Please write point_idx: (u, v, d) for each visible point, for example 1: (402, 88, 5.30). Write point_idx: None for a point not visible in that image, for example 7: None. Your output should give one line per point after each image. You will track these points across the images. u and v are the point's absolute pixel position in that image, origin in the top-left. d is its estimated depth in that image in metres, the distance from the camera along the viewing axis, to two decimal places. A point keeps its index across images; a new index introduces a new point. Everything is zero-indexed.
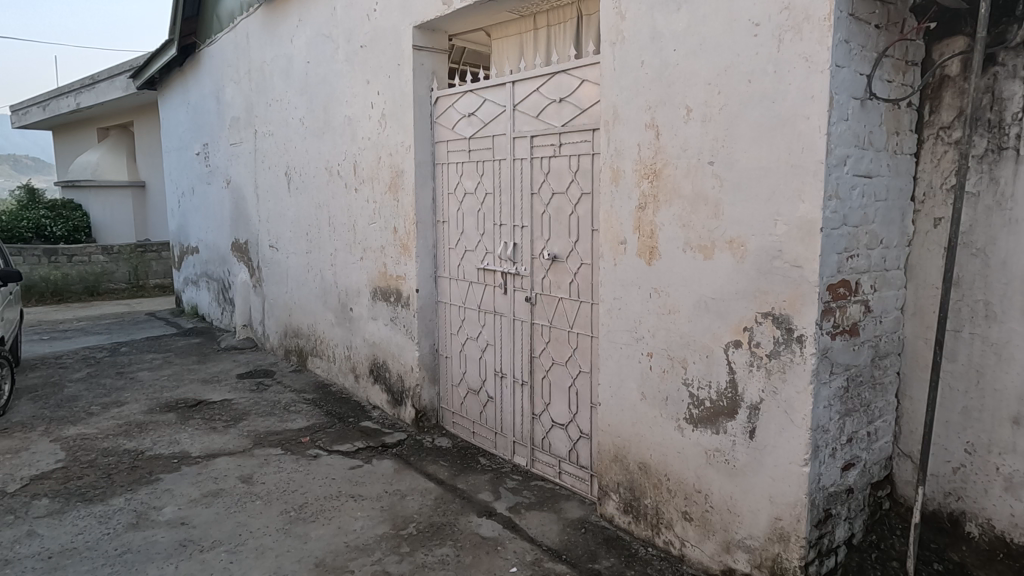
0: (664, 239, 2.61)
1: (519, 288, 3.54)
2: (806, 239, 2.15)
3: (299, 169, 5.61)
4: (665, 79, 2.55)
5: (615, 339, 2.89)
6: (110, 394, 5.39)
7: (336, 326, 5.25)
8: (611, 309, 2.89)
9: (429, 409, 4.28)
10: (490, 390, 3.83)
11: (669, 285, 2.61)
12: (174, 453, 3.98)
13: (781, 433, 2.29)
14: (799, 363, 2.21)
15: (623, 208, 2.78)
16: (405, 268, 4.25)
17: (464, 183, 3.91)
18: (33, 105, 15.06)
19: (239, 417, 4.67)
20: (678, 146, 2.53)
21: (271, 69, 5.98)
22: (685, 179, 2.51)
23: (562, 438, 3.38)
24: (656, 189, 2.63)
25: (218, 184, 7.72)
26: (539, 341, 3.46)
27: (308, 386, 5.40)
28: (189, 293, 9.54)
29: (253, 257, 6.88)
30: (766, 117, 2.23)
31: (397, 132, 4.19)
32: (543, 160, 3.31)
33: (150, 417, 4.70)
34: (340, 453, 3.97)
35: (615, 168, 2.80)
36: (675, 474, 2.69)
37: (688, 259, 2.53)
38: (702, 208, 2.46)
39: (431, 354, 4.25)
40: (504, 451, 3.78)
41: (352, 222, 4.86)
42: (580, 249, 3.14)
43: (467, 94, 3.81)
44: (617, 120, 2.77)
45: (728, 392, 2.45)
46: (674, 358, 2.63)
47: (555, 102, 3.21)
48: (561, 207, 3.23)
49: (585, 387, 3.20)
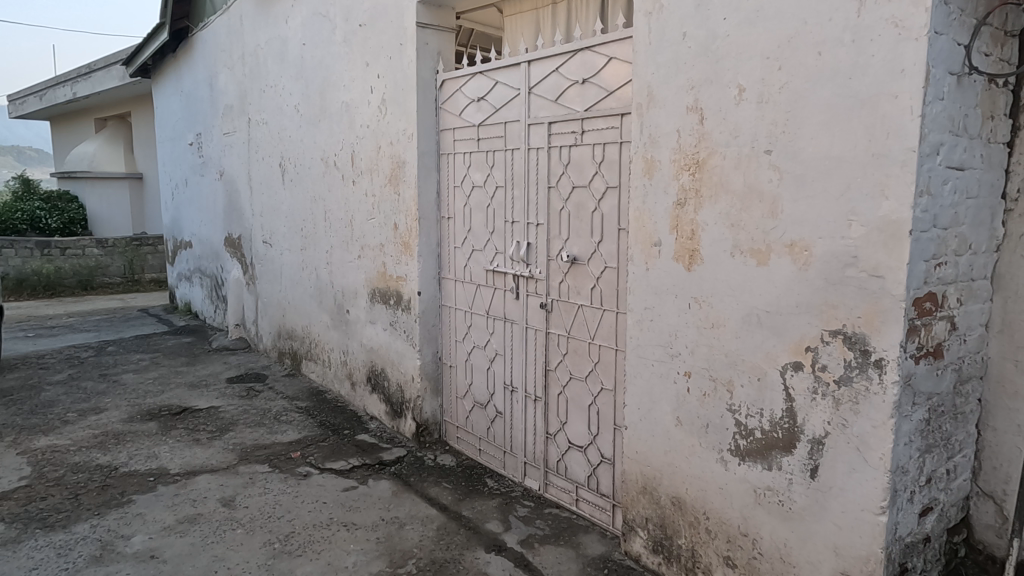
0: (707, 241, 2.24)
1: (533, 293, 3.18)
2: (890, 244, 1.77)
3: (294, 159, 5.25)
4: (712, 53, 2.17)
5: (646, 356, 2.52)
6: (90, 399, 5.03)
7: (332, 330, 4.89)
8: (641, 320, 2.53)
9: (431, 423, 3.91)
10: (499, 404, 3.47)
11: (712, 295, 2.25)
12: (151, 470, 3.63)
13: (851, 475, 1.92)
14: (876, 393, 1.84)
15: (657, 204, 2.41)
16: (406, 268, 3.88)
17: (472, 175, 3.53)
18: (31, 95, 14.72)
19: (225, 428, 4.31)
20: (726, 132, 2.15)
21: (264, 53, 5.61)
22: (735, 172, 2.14)
23: (580, 461, 3.02)
24: (698, 182, 2.26)
25: (211, 175, 7.37)
26: (555, 353, 3.10)
27: (302, 393, 5.04)
28: (189, 291, 8.87)
29: (246, 251, 6.51)
30: (840, 96, 1.85)
31: (399, 119, 3.82)
32: (562, 150, 2.94)
33: (130, 426, 4.34)
34: (333, 471, 3.61)
35: (649, 159, 2.43)
36: (716, 513, 2.33)
37: (738, 265, 2.16)
38: (756, 205, 2.09)
39: (434, 363, 3.88)
40: (514, 473, 3.42)
41: (349, 217, 4.49)
42: (604, 250, 2.77)
43: (476, 77, 3.44)
44: (652, 103, 2.39)
45: (784, 423, 2.09)
46: (716, 379, 2.27)
47: (577, 83, 2.84)
48: (582, 203, 2.86)
49: (608, 407, 2.84)
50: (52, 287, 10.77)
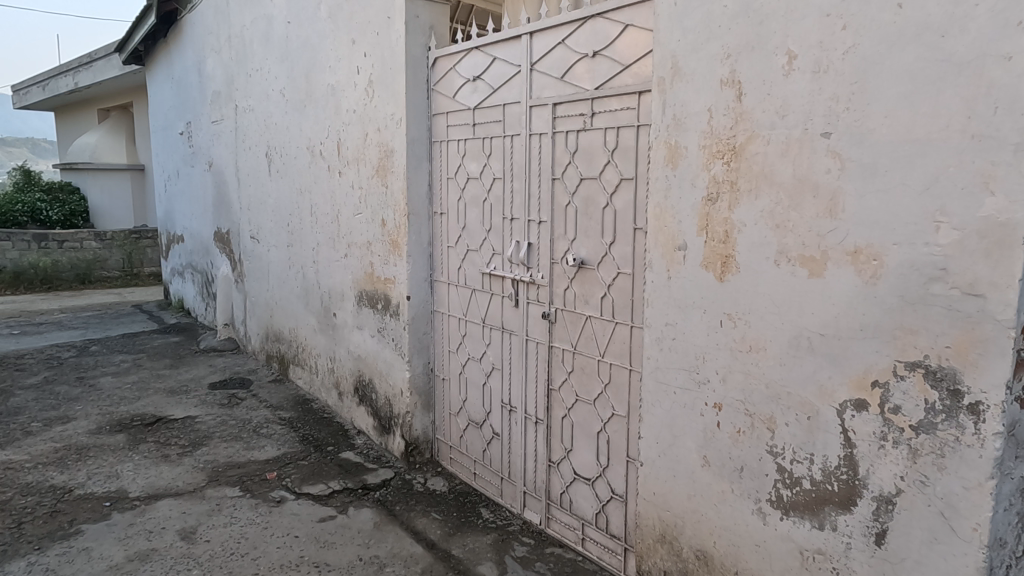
0: (744, 246, 1.83)
1: (535, 301, 2.77)
2: (996, 255, 1.35)
3: (279, 149, 4.86)
4: (754, 13, 1.75)
5: (668, 381, 2.11)
6: (60, 406, 4.67)
7: (319, 334, 4.51)
8: (661, 338, 2.12)
9: (422, 441, 3.52)
10: (496, 424, 3.08)
11: (750, 311, 1.84)
12: (108, 493, 3.26)
13: (932, 547, 1.50)
14: (969, 446, 1.42)
15: (683, 200, 1.99)
16: (394, 269, 3.48)
17: (466, 165, 3.12)
18: (33, 85, 14.48)
19: (198, 442, 3.94)
20: (773, 111, 1.73)
21: (250, 35, 5.22)
22: (782, 160, 1.72)
23: (587, 495, 2.62)
24: (734, 173, 1.84)
25: (201, 166, 6.99)
26: (558, 370, 2.69)
27: (287, 401, 4.66)
28: (190, 291, 8.17)
29: (235, 247, 6.13)
30: (926, 61, 1.43)
31: (386, 102, 3.41)
32: (569, 136, 2.53)
33: (95, 439, 3.98)
34: (310, 497, 3.23)
35: (673, 144, 2.01)
36: (751, 574, 1.92)
37: (786, 277, 1.74)
38: (809, 202, 1.67)
39: (425, 375, 3.49)
40: (512, 503, 3.02)
41: (335, 212, 4.10)
42: (616, 253, 2.36)
43: (472, 53, 3.02)
44: (677, 76, 1.97)
45: (842, 474, 1.67)
46: (754, 415, 1.87)
47: (587, 57, 2.42)
48: (591, 197, 2.45)
49: (619, 436, 2.44)
50: (49, 282, 10.45)
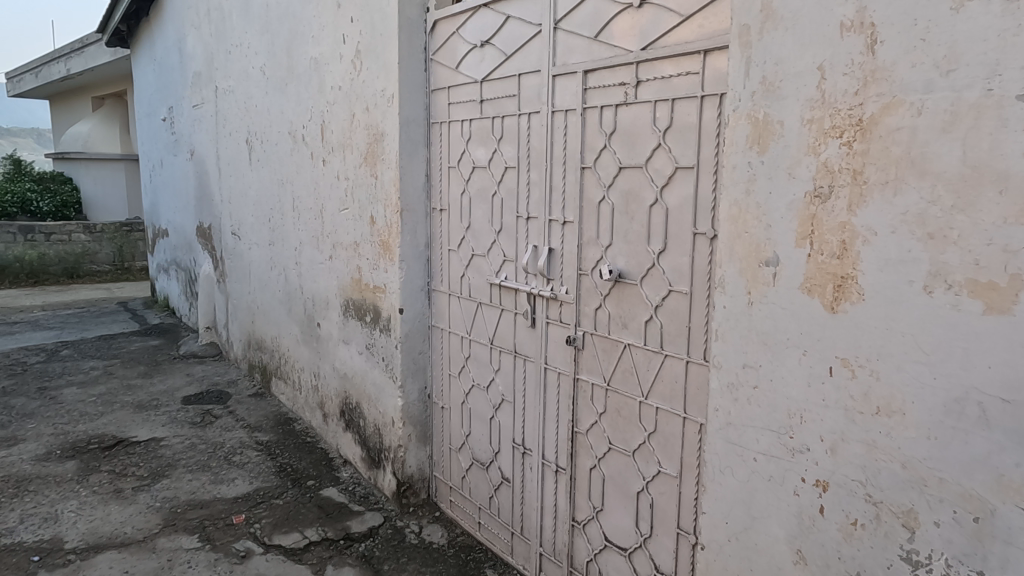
0: (873, 262, 1.27)
1: (557, 322, 2.21)
2: None
3: (260, 134, 4.30)
4: None
5: (743, 443, 1.56)
6: (12, 424, 4.13)
7: (302, 345, 3.97)
8: (736, 385, 1.56)
9: (417, 480, 2.98)
10: (507, 468, 2.53)
11: (880, 358, 1.28)
12: (40, 544, 2.71)
13: None
14: None
15: (774, 195, 1.43)
16: (384, 275, 2.92)
17: (472, 152, 2.56)
18: (25, 72, 13.93)
19: (159, 474, 3.39)
20: (931, 64, 1.16)
21: (229, 6, 4.65)
22: (943, 138, 1.16)
23: (622, 569, 2.07)
24: (858, 158, 1.28)
25: (183, 155, 6.42)
26: (586, 410, 2.14)
27: (267, 421, 4.12)
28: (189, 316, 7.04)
29: (217, 244, 5.58)
30: None
31: (376, 76, 2.84)
32: (604, 113, 1.96)
33: (40, 468, 3.43)
34: (281, 550, 2.68)
35: (761, 117, 1.44)
36: None
37: (943, 313, 1.18)
38: (990, 201, 1.11)
39: (420, 401, 2.94)
40: (525, 565, 2.48)
41: (319, 206, 3.54)
42: (667, 265, 1.80)
43: (479, 12, 2.46)
44: (770, 21, 1.40)
45: None
46: (880, 504, 1.31)
47: (631, 8, 1.85)
48: (633, 190, 1.89)
49: (667, 501, 1.88)
50: (36, 274, 9.90)
